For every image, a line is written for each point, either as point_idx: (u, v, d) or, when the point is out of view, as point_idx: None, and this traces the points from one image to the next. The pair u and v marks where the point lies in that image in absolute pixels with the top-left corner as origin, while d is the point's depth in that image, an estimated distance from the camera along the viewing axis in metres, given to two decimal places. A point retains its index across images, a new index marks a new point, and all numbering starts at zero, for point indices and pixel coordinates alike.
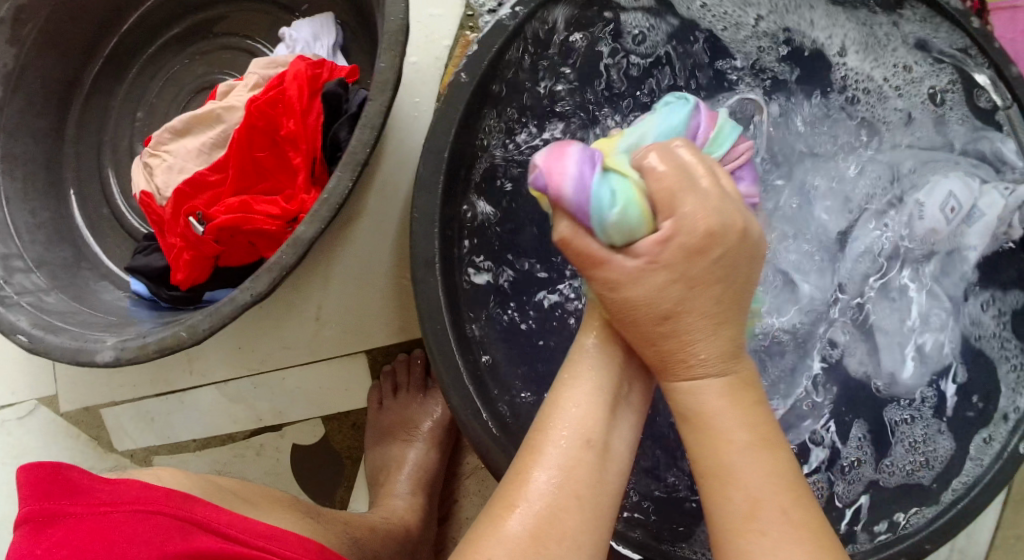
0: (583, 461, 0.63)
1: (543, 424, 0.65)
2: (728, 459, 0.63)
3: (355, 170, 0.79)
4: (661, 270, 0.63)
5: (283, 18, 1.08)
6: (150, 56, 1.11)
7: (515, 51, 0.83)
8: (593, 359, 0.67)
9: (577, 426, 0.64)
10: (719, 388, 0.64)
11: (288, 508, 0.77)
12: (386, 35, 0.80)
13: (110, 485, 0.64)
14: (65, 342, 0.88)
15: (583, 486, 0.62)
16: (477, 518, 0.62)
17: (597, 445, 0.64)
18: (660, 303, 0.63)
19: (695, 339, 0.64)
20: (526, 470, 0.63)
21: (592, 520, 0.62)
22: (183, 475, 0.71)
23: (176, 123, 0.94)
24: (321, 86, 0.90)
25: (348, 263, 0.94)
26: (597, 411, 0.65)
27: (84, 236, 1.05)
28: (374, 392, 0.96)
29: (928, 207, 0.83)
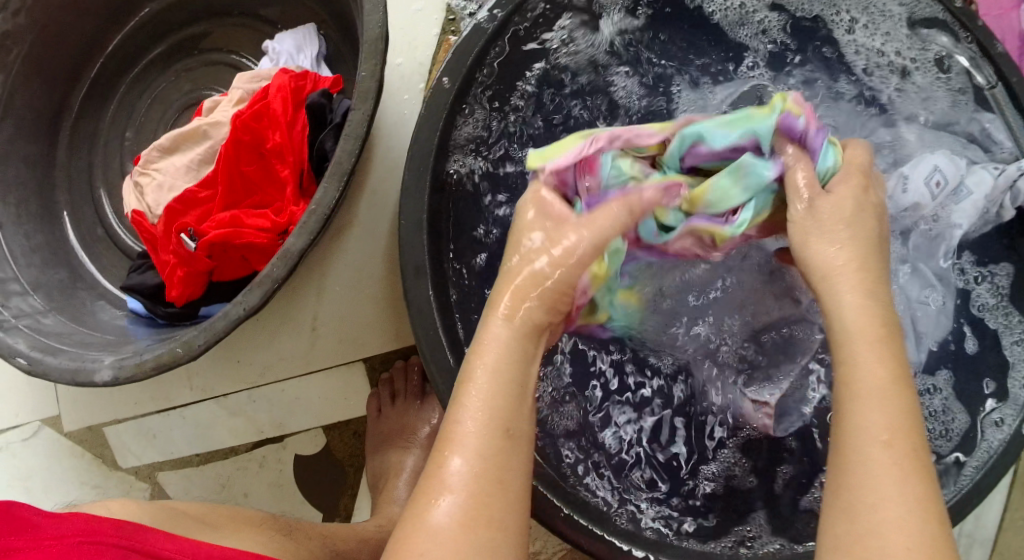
0: (502, 451, 0.62)
1: (450, 409, 0.63)
2: (865, 493, 0.58)
3: (341, 181, 0.79)
4: (851, 268, 0.66)
5: (266, 30, 1.09)
6: (137, 75, 1.12)
7: (494, 51, 0.83)
8: (497, 333, 0.65)
9: (489, 411, 0.62)
10: (862, 413, 0.61)
11: (262, 526, 0.75)
12: (366, 45, 0.80)
13: (56, 519, 0.63)
14: (63, 363, 0.88)
15: (500, 470, 0.61)
16: (400, 514, 0.61)
17: (500, 429, 0.62)
18: (867, 302, 0.64)
19: (861, 359, 0.62)
20: (437, 460, 0.61)
21: (503, 507, 0.60)
22: (138, 506, 0.69)
23: (163, 141, 0.94)
24: (304, 97, 0.90)
25: (340, 272, 0.95)
26: (504, 395, 0.63)
27: (80, 256, 1.06)
28: (372, 399, 0.96)
29: (913, 180, 0.81)
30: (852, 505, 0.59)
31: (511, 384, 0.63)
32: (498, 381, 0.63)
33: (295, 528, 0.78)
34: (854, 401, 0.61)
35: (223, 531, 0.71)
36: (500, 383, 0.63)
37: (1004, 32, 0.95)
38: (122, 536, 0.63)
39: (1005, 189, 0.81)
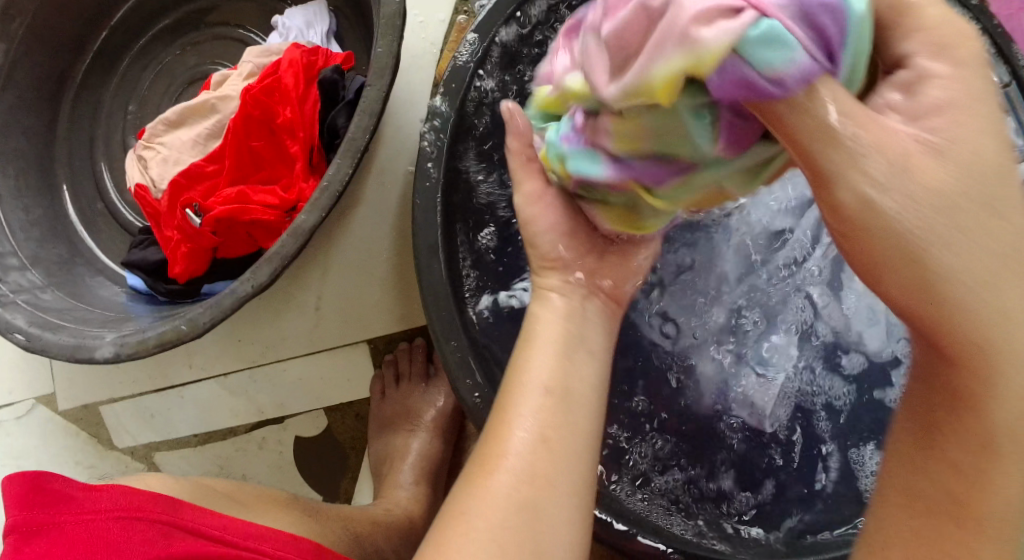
0: (554, 410, 0.60)
1: (507, 385, 0.62)
2: (973, 542, 0.47)
3: (355, 157, 0.78)
4: (966, 202, 0.44)
5: (273, 6, 1.07)
6: (140, 48, 1.10)
7: (518, 25, 0.82)
8: (546, 314, 0.67)
9: (542, 371, 0.61)
10: (1009, 448, 0.46)
11: (286, 504, 0.74)
12: (383, 20, 0.79)
13: (95, 492, 0.61)
14: (63, 339, 0.86)
15: (553, 429, 0.59)
16: (454, 486, 0.59)
17: (559, 390, 0.61)
18: (1001, 261, 0.44)
19: (1014, 337, 0.45)
20: (498, 429, 0.60)
21: (567, 474, 0.58)
22: (170, 479, 0.68)
23: (170, 114, 0.92)
24: (316, 73, 0.89)
25: (348, 251, 0.93)
26: (552, 358, 0.63)
27: (78, 231, 1.04)
28: (376, 382, 0.95)
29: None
30: (974, 512, 0.47)
31: (558, 347, 0.63)
32: (551, 351, 0.63)
33: (317, 510, 0.76)
34: (975, 426, 0.46)
35: (254, 508, 0.70)
36: (544, 354, 0.63)
37: (1017, 27, 0.95)
38: (163, 513, 0.62)
39: None
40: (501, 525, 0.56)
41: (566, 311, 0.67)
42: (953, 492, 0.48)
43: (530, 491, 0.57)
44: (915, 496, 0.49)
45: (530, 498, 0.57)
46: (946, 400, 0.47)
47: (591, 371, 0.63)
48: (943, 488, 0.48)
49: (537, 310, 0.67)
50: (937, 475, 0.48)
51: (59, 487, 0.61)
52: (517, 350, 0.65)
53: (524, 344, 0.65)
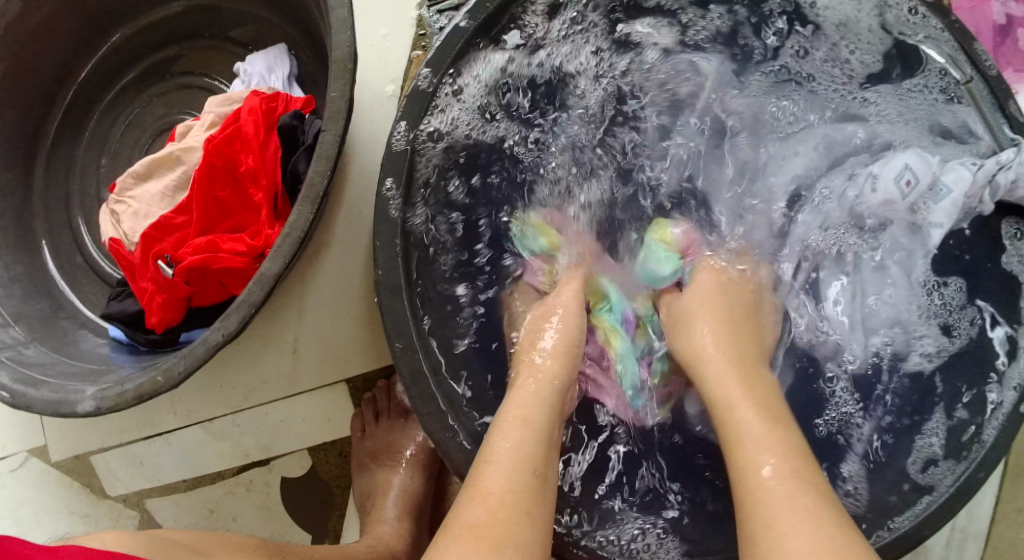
0: (528, 489, 0.68)
1: (483, 459, 0.70)
2: (770, 512, 0.63)
3: (315, 202, 0.80)
4: (711, 306, 0.80)
5: (237, 52, 1.09)
6: (110, 101, 1.11)
7: (468, 59, 0.83)
8: (526, 401, 0.74)
9: (518, 450, 0.69)
10: (774, 440, 0.67)
11: (257, 551, 0.74)
12: (334, 66, 0.80)
13: (49, 553, 0.62)
14: (45, 395, 0.88)
15: (524, 502, 0.67)
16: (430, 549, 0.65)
17: (540, 473, 0.69)
18: (716, 317, 0.79)
19: (721, 377, 0.74)
20: (469, 502, 0.67)
21: (534, 544, 0.65)
22: (132, 536, 0.68)
23: (138, 167, 0.94)
24: (276, 119, 0.91)
25: (320, 292, 0.94)
26: (536, 445, 0.70)
27: (59, 284, 1.06)
28: (356, 419, 0.96)
29: (882, 179, 0.84)
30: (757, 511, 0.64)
31: (542, 434, 0.71)
32: (526, 426, 0.71)
33: (288, 553, 0.76)
34: (737, 440, 0.68)
35: (215, 558, 0.70)
36: (530, 429, 0.71)
37: (980, 23, 0.95)
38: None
39: (985, 185, 0.80)
40: None
41: (544, 399, 0.74)
42: (747, 489, 0.65)
43: (484, 536, 0.64)
44: (742, 503, 0.66)
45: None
46: (730, 441, 0.69)
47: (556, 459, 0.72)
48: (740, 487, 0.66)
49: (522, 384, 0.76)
50: (741, 475, 0.67)
51: (14, 547, 0.62)
52: (497, 423, 0.73)
53: (511, 404, 0.74)
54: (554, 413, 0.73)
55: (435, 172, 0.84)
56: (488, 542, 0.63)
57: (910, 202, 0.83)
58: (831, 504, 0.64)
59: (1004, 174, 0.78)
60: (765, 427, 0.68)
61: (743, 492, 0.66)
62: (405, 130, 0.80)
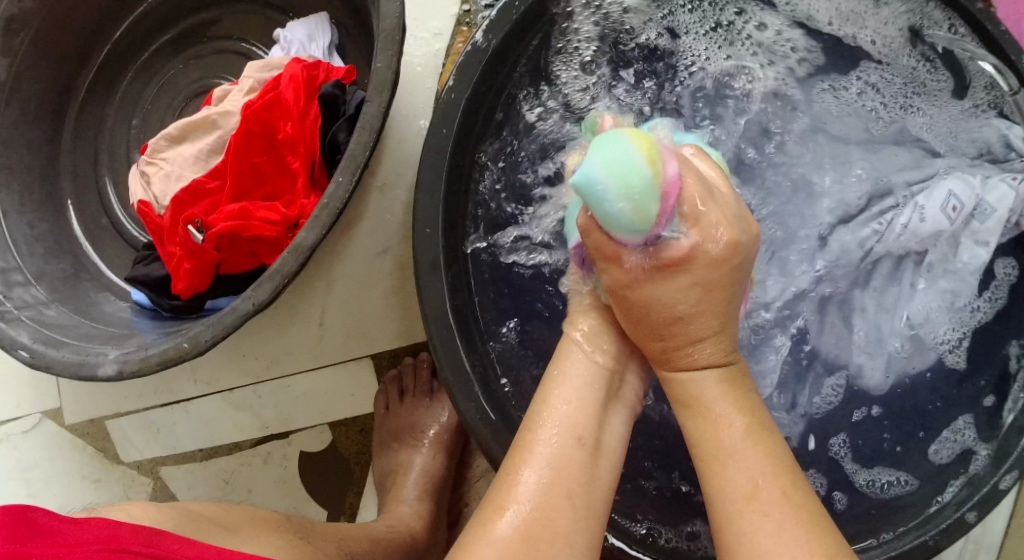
0: (578, 459, 0.63)
1: (529, 423, 0.65)
2: (724, 475, 0.62)
3: (355, 174, 0.78)
4: (689, 291, 0.65)
5: (275, 18, 1.07)
6: (144, 62, 1.09)
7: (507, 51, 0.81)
8: (580, 356, 0.69)
9: (568, 419, 0.65)
10: (715, 398, 0.65)
11: (277, 525, 0.73)
12: (382, 35, 0.78)
13: (76, 525, 0.60)
14: (67, 356, 0.87)
15: (580, 484, 0.62)
16: (466, 527, 0.62)
17: (589, 441, 0.64)
18: (691, 306, 0.65)
19: (705, 353, 0.66)
20: (511, 472, 0.63)
21: (586, 522, 0.61)
22: (154, 506, 0.66)
23: (172, 130, 0.92)
24: (317, 87, 0.89)
25: (350, 266, 0.93)
26: (587, 405, 0.66)
27: (83, 245, 1.04)
28: (380, 396, 0.94)
29: (928, 209, 0.78)
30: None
31: (594, 394, 0.67)
32: (583, 386, 0.67)
33: (311, 531, 0.75)
34: (688, 410, 0.66)
35: (241, 531, 0.69)
36: (581, 397, 0.66)
37: None
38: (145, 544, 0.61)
39: None
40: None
41: (593, 357, 0.69)
42: (735, 498, 0.61)
43: (534, 537, 0.59)
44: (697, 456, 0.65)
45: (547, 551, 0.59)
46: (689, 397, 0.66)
47: (610, 420, 0.67)
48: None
49: (565, 342, 0.70)
50: (688, 422, 0.66)
51: (41, 519, 0.61)
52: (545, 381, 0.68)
53: (551, 375, 0.68)
54: (610, 372, 0.69)
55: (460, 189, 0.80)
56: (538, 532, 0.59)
57: (956, 227, 0.78)
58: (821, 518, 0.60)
59: None
60: (748, 436, 0.63)
61: (710, 460, 0.64)
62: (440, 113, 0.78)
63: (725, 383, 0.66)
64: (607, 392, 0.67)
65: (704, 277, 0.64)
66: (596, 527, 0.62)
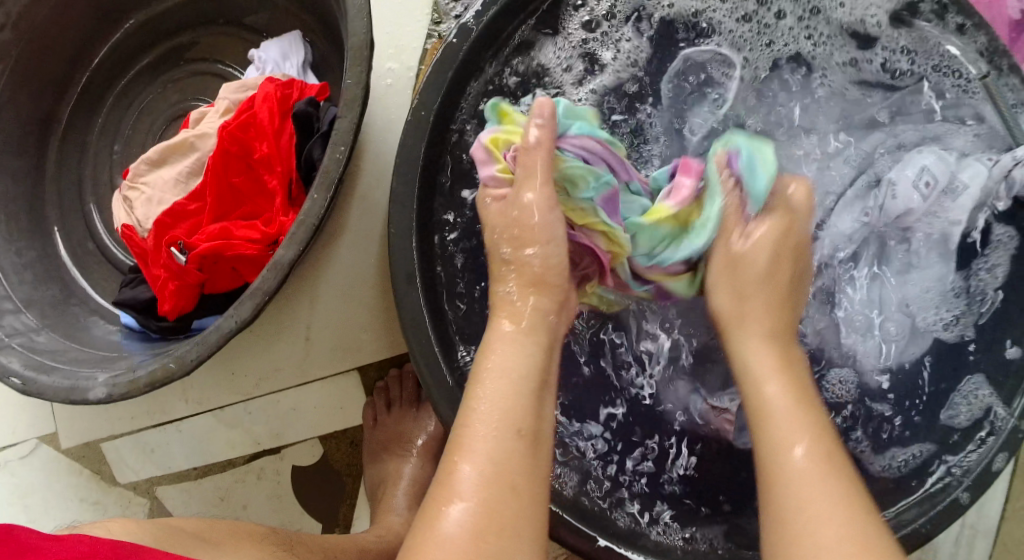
0: (515, 451, 0.64)
1: (462, 418, 0.66)
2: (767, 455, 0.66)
3: (330, 190, 0.79)
4: (777, 260, 0.75)
5: (251, 38, 1.08)
6: (124, 87, 1.11)
7: (480, 58, 0.82)
8: (506, 337, 0.69)
9: (500, 412, 0.65)
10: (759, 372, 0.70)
11: (263, 540, 0.74)
12: (351, 52, 0.80)
13: (55, 542, 0.62)
14: (57, 382, 0.88)
15: (515, 473, 0.63)
16: (412, 528, 0.63)
17: (527, 433, 0.65)
18: (771, 266, 0.74)
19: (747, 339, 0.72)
20: (449, 468, 0.64)
21: (528, 514, 0.62)
22: (140, 526, 0.68)
23: (151, 154, 0.94)
24: (291, 106, 0.90)
25: (332, 280, 0.94)
26: (522, 396, 0.66)
27: (71, 271, 1.05)
28: (368, 408, 0.95)
29: (901, 185, 0.80)
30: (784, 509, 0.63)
31: (527, 384, 0.66)
32: (512, 376, 0.66)
33: (299, 544, 0.76)
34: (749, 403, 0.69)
35: (227, 547, 0.70)
36: (510, 386, 0.66)
37: (994, 19, 0.94)
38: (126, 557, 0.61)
39: (1001, 181, 0.79)
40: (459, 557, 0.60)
41: (523, 342, 0.69)
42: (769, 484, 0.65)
43: (482, 537, 0.60)
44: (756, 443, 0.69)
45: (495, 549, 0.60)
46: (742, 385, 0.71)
47: (548, 407, 0.67)
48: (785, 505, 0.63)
49: (494, 329, 0.71)
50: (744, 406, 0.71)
51: (20, 537, 0.62)
52: (474, 370, 0.68)
53: (480, 364, 0.68)
54: (542, 356, 0.69)
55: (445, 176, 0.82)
56: (489, 535, 0.60)
57: (931, 203, 0.80)
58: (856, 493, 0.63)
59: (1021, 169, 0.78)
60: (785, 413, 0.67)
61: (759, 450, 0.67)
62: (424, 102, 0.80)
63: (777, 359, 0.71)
64: (538, 380, 0.67)
65: (779, 239, 0.75)
66: (539, 518, 0.63)
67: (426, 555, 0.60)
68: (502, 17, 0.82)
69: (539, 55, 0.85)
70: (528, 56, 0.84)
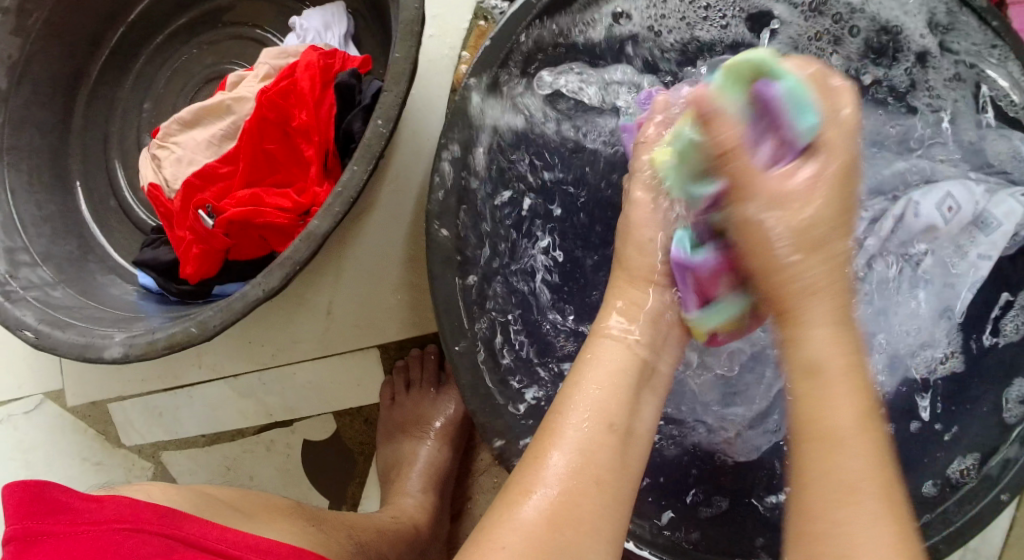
0: (606, 443, 0.61)
1: (558, 407, 0.63)
2: (838, 460, 0.59)
3: (370, 164, 0.78)
4: (820, 280, 0.63)
5: (291, 6, 1.06)
6: (157, 46, 1.09)
7: (521, 47, 0.79)
8: (610, 342, 0.67)
9: (597, 408, 0.63)
10: (832, 375, 0.61)
11: (285, 513, 0.72)
12: (402, 26, 0.78)
13: (93, 502, 0.60)
14: (72, 338, 0.86)
15: (608, 469, 0.61)
16: (488, 510, 0.60)
17: (620, 427, 0.62)
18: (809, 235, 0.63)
19: (814, 334, 0.62)
20: (538, 453, 0.61)
21: (613, 514, 0.60)
22: (175, 490, 0.66)
23: (184, 114, 0.92)
24: (332, 76, 0.88)
25: (360, 255, 0.92)
26: (620, 393, 0.64)
27: (90, 227, 1.04)
28: (386, 387, 0.94)
29: (925, 203, 0.77)
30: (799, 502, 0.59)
31: (629, 380, 0.65)
32: (615, 377, 0.65)
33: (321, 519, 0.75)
34: (808, 382, 0.62)
35: (259, 518, 0.68)
36: (609, 387, 0.64)
37: None
38: (166, 525, 0.61)
39: None
40: (534, 544, 0.57)
41: (624, 349, 0.67)
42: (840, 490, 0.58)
43: (556, 526, 0.58)
44: (816, 436, 0.60)
45: (572, 544, 0.57)
46: (802, 371, 0.62)
47: (645, 407, 0.65)
48: (820, 479, 0.59)
49: (597, 329, 0.69)
50: (802, 407, 0.61)
51: (55, 496, 0.60)
52: (574, 367, 0.67)
53: (584, 361, 0.66)
54: (636, 360, 0.67)
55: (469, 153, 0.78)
56: (570, 525, 0.58)
57: (954, 228, 0.77)
58: (904, 517, 0.58)
59: None
60: (854, 429, 0.59)
61: (816, 441, 0.60)
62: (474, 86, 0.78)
63: (845, 358, 0.62)
64: (638, 379, 0.66)
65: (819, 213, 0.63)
66: (621, 518, 0.60)
67: (498, 538, 0.58)
68: (548, 11, 0.79)
69: (571, 61, 0.82)
70: (564, 60, 0.82)
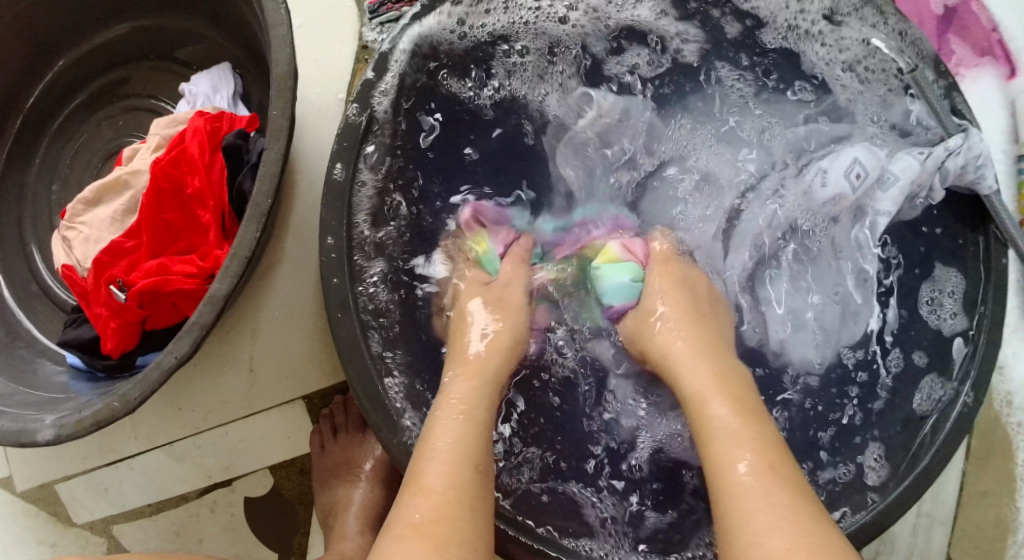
0: (467, 476, 0.68)
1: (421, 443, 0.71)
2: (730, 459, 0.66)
3: (261, 220, 0.80)
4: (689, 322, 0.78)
5: (184, 73, 1.08)
6: (58, 127, 1.10)
7: (391, 102, 0.85)
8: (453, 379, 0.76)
9: (454, 439, 0.70)
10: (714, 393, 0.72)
11: None
12: (275, 84, 0.80)
13: None
14: (3, 426, 0.87)
15: (466, 495, 0.67)
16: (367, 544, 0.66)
17: (476, 464, 0.69)
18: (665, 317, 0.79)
19: (688, 364, 0.75)
20: (408, 484, 0.68)
21: (476, 532, 0.66)
22: None
23: (86, 193, 0.94)
24: (221, 138, 0.91)
25: (273, 312, 0.94)
26: (474, 432, 0.71)
27: (15, 313, 1.05)
28: (314, 436, 0.95)
29: (832, 174, 0.87)
30: (725, 508, 0.65)
31: (482, 421, 0.73)
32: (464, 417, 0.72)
33: None
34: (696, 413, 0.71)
35: None
36: (463, 421, 0.72)
37: (922, 14, 1.00)
38: None
39: (934, 172, 0.84)
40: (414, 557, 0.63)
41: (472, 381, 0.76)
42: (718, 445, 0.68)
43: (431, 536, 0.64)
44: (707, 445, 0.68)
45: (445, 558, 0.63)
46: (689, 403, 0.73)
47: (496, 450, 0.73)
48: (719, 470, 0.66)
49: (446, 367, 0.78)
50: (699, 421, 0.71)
51: None
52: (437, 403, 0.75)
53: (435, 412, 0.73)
54: (490, 403, 0.75)
55: (382, 156, 0.85)
56: (434, 540, 0.64)
57: (859, 194, 0.87)
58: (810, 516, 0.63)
59: (951, 160, 0.83)
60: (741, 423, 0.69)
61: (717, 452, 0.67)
62: (358, 110, 0.82)
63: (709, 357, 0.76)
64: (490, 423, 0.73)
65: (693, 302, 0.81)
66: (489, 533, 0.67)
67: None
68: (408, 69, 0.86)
69: (482, 87, 0.91)
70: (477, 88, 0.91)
